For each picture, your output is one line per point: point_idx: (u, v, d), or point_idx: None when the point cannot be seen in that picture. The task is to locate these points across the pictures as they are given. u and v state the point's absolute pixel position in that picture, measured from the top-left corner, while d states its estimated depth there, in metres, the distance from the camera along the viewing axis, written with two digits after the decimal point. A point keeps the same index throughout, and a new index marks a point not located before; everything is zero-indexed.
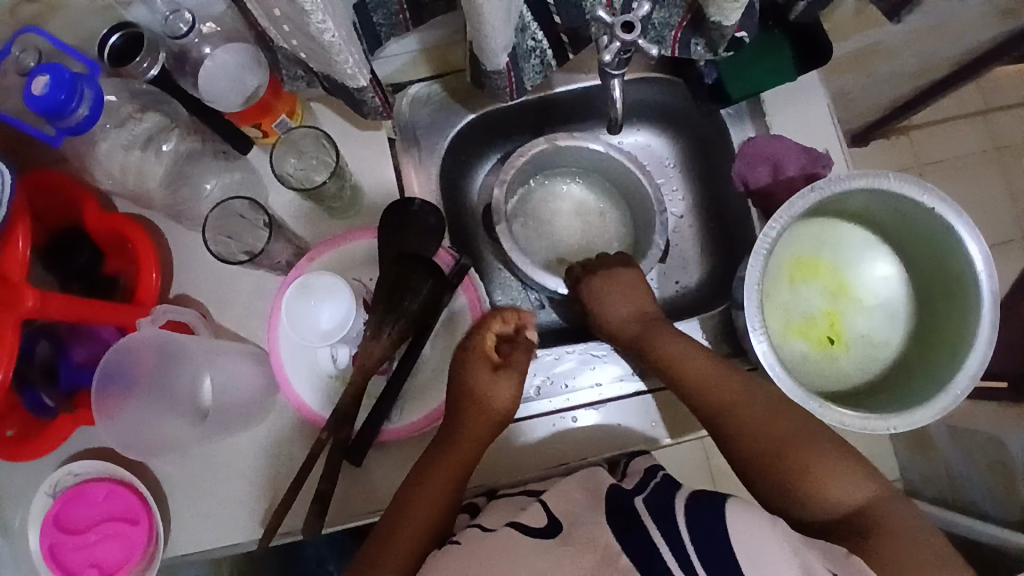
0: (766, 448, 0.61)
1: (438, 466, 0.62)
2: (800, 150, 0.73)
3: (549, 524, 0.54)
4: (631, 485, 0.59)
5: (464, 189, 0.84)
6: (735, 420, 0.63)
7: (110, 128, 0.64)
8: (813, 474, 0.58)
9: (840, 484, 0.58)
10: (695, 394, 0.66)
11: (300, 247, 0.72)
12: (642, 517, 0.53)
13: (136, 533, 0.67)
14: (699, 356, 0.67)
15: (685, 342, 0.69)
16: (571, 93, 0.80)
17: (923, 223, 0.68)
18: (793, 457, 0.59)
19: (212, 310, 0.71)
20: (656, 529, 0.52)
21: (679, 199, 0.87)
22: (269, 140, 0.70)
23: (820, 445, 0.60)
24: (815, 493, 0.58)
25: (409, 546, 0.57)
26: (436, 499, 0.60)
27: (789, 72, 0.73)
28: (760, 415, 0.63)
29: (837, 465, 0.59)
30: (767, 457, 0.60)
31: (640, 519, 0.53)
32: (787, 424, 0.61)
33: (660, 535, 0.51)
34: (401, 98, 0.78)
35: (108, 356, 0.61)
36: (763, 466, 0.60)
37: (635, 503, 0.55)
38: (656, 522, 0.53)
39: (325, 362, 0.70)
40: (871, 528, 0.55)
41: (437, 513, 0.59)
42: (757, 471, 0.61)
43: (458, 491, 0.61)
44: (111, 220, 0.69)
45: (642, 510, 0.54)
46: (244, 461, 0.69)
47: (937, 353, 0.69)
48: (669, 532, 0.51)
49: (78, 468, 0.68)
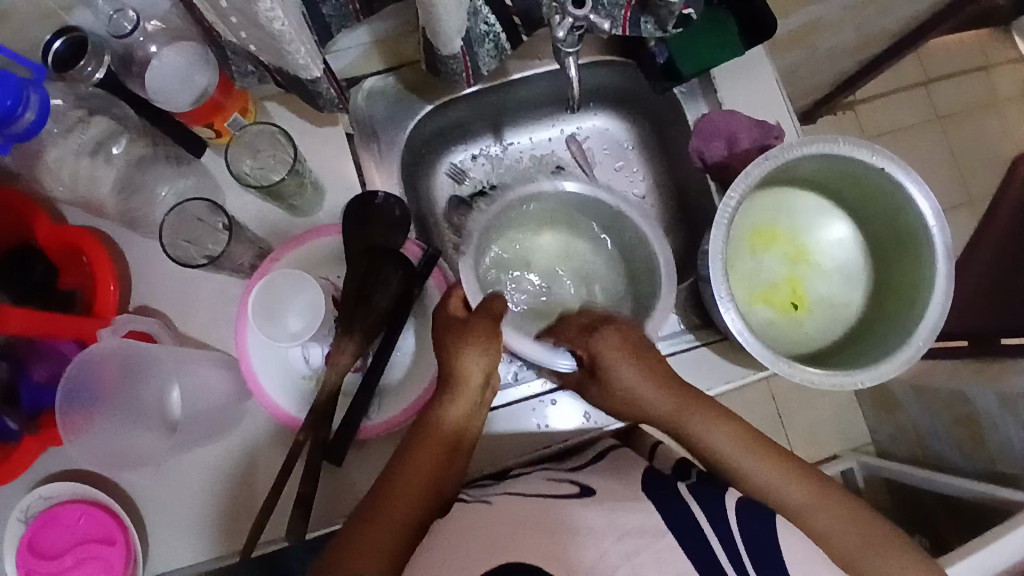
0: (835, 554, 0.58)
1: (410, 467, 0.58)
2: (752, 123, 0.75)
3: (582, 489, 0.58)
4: (668, 473, 0.64)
5: (425, 186, 0.86)
6: (796, 528, 0.60)
7: (58, 134, 0.63)
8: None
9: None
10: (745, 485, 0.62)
11: (263, 249, 0.71)
12: (686, 498, 0.57)
13: (115, 554, 0.64)
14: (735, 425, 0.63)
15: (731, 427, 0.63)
16: (529, 79, 0.81)
17: (874, 184, 0.71)
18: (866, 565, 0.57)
19: (175, 319, 0.69)
20: (701, 513, 0.56)
21: (639, 179, 0.90)
22: (222, 140, 0.69)
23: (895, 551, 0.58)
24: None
25: (380, 542, 0.54)
26: (410, 496, 0.57)
27: (737, 47, 0.75)
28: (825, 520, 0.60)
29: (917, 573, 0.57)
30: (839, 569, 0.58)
31: (683, 499, 0.57)
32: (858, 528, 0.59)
33: (706, 521, 0.55)
34: (356, 93, 0.78)
35: (68, 371, 0.60)
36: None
37: (679, 485, 0.59)
38: (700, 505, 0.57)
39: (297, 362, 0.69)
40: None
41: (412, 509, 0.57)
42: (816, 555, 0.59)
43: (437, 488, 0.59)
44: (67, 233, 0.67)
45: (686, 491, 0.58)
46: (219, 472, 0.67)
47: (897, 310, 0.72)
48: (720, 528, 0.55)
49: (47, 491, 0.66)
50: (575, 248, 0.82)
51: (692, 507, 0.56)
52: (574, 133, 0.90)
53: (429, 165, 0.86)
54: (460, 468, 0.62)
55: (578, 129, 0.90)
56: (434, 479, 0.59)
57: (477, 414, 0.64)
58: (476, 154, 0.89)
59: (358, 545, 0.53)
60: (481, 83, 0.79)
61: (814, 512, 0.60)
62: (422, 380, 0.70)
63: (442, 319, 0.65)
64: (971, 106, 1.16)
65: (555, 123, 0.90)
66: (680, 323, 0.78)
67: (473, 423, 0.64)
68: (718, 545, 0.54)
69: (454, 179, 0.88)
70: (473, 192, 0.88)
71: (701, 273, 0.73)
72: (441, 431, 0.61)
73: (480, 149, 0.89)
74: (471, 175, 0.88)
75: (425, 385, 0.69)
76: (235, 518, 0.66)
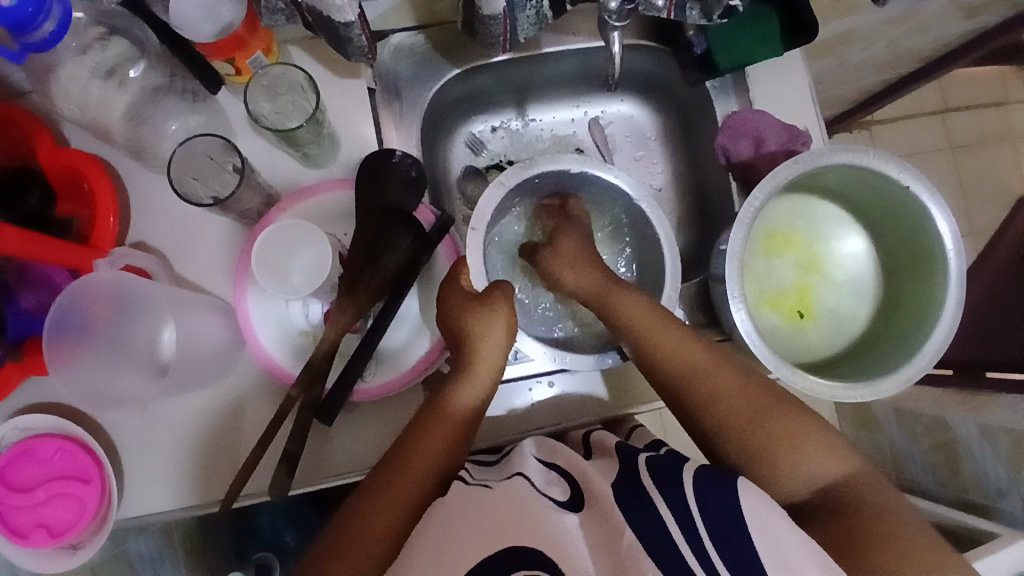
0: (736, 419, 0.60)
1: (422, 436, 0.60)
2: (782, 126, 0.74)
3: (570, 498, 0.56)
4: (641, 447, 0.63)
5: (441, 154, 0.83)
6: (697, 387, 0.62)
7: (75, 49, 0.60)
8: (786, 450, 0.59)
9: (816, 460, 0.59)
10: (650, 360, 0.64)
11: (272, 197, 0.68)
12: (647, 481, 0.55)
13: (89, 493, 0.63)
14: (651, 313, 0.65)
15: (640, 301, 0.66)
16: (559, 54, 0.79)
17: (895, 201, 0.70)
18: (762, 425, 0.60)
19: (174, 258, 0.67)
20: (664, 502, 0.53)
21: (658, 171, 0.88)
22: (241, 79, 0.66)
23: (794, 416, 0.60)
24: (789, 473, 0.58)
25: (383, 523, 0.55)
26: (413, 478, 0.58)
27: (776, 46, 0.72)
28: (726, 380, 0.62)
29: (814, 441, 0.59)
30: (742, 429, 0.60)
31: (646, 488, 0.54)
32: (757, 392, 0.61)
33: (666, 508, 0.53)
34: (382, 47, 0.75)
35: (57, 302, 0.58)
36: (732, 440, 0.60)
37: (641, 462, 0.58)
38: (661, 489, 0.54)
39: (297, 316, 0.67)
40: (844, 501, 0.57)
41: (416, 487, 0.57)
42: (727, 438, 0.60)
43: (442, 469, 0.59)
44: (66, 156, 0.64)
45: (647, 474, 0.56)
46: (206, 419, 0.65)
47: (901, 330, 0.72)
48: (679, 512, 0.52)
49: (24, 422, 0.64)
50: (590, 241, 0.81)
51: (653, 493, 0.54)
52: (597, 116, 0.88)
53: (448, 132, 0.84)
54: (466, 449, 0.62)
55: (602, 112, 0.88)
56: (441, 463, 0.59)
57: (487, 401, 0.64)
58: (496, 126, 0.86)
59: (362, 520, 0.55)
60: (513, 52, 0.76)
61: (714, 375, 0.62)
62: (421, 349, 0.69)
63: (452, 304, 0.65)
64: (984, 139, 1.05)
65: (581, 104, 0.88)
66: (686, 320, 0.77)
67: (481, 401, 0.64)
68: (683, 544, 0.50)
69: (471, 149, 0.86)
70: (489, 164, 0.86)
71: (714, 273, 0.72)
72: (450, 414, 0.62)
73: (501, 121, 0.87)
74: (489, 147, 0.86)
75: (423, 350, 0.69)
76: (215, 468, 0.64)
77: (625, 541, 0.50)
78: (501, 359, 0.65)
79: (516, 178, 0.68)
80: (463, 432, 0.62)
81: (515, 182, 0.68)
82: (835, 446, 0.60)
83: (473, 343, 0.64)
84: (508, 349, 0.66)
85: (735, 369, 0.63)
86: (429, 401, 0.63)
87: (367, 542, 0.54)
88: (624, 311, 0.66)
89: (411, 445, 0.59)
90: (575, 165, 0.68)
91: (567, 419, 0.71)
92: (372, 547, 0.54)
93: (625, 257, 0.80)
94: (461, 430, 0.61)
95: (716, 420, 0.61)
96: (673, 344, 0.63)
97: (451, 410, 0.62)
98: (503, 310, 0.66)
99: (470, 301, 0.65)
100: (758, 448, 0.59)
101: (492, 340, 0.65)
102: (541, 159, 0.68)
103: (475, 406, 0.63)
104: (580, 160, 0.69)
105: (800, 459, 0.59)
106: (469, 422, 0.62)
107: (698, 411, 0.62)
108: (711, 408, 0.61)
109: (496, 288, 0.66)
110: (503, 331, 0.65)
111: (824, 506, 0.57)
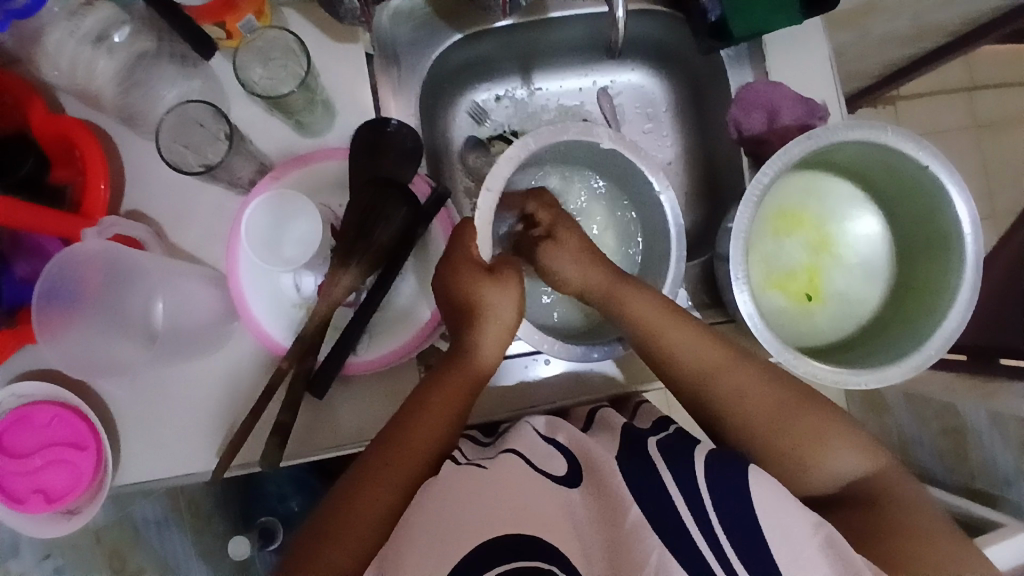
0: (763, 422, 0.59)
1: (424, 410, 0.59)
2: (797, 99, 0.70)
3: (569, 472, 0.54)
4: (648, 426, 0.61)
5: (442, 123, 0.81)
6: (717, 389, 0.60)
7: (58, 14, 0.60)
8: (815, 453, 0.59)
9: (846, 460, 0.59)
10: (672, 364, 0.62)
11: (265, 166, 0.67)
12: (656, 461, 0.54)
13: (85, 459, 0.63)
14: (669, 319, 0.61)
15: (652, 299, 0.62)
16: (566, 19, 0.75)
17: (914, 182, 0.67)
18: (793, 429, 0.59)
19: (167, 229, 0.66)
20: (677, 487, 0.52)
21: (667, 145, 0.85)
22: (232, 44, 0.65)
23: (819, 420, 0.59)
24: (817, 475, 0.59)
25: (383, 501, 0.55)
26: (411, 455, 0.57)
27: (795, 13, 0.68)
28: (747, 386, 0.60)
29: (844, 440, 0.59)
30: (767, 432, 0.59)
31: (655, 466, 0.53)
32: (782, 393, 0.60)
33: (683, 497, 0.51)
34: (381, 11, 0.71)
35: (47, 270, 0.57)
36: (758, 439, 0.59)
37: (651, 446, 0.55)
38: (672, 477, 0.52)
39: (288, 289, 0.65)
40: (873, 499, 0.58)
41: (415, 466, 0.57)
42: (755, 440, 0.59)
43: (437, 446, 0.58)
44: (57, 123, 0.64)
45: (657, 456, 0.54)
46: (198, 389, 0.64)
47: (913, 317, 0.69)
48: (696, 492, 0.51)
49: (20, 389, 0.64)
50: (594, 217, 0.78)
51: (666, 480, 0.52)
52: (606, 86, 0.85)
53: (449, 101, 0.81)
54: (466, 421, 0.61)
55: (611, 82, 0.85)
56: (437, 440, 0.58)
57: (493, 369, 0.64)
58: (500, 94, 0.83)
59: (363, 495, 0.55)
60: (516, 16, 0.73)
61: (739, 376, 0.60)
62: (415, 323, 0.67)
63: (454, 267, 0.62)
64: (1011, 120, 1.09)
65: (588, 73, 0.84)
66: (689, 300, 0.76)
67: (489, 365, 0.63)
68: (696, 534, 0.50)
69: (473, 119, 0.83)
70: (492, 135, 0.83)
71: (718, 252, 0.70)
72: (456, 382, 0.61)
73: (506, 90, 0.83)
74: (492, 117, 0.83)
75: (419, 326, 0.67)
76: (209, 438, 0.64)
77: (632, 519, 0.50)
78: (509, 335, 0.64)
79: (544, 142, 0.64)
80: (461, 405, 0.60)
81: (541, 146, 0.65)
82: (862, 441, 0.60)
83: (479, 315, 0.63)
84: (519, 324, 0.64)
85: (754, 372, 0.61)
86: (439, 369, 0.62)
87: (365, 519, 0.54)
88: (636, 313, 0.62)
89: (410, 418, 0.58)
90: (579, 134, 0.64)
91: (569, 397, 0.70)
92: (372, 524, 0.54)
93: (628, 237, 0.77)
94: (460, 404, 0.60)
95: (740, 420, 0.60)
96: (693, 346, 0.61)
97: (458, 379, 0.61)
98: (512, 278, 0.65)
99: (471, 271, 0.62)
100: (786, 458, 0.58)
101: (505, 311, 0.64)
102: (573, 127, 0.64)
103: (475, 377, 0.62)
104: (612, 135, 0.65)
105: (832, 467, 0.59)
106: (472, 392, 0.62)
107: (723, 411, 0.60)
108: (738, 412, 0.60)
109: (506, 264, 0.65)
110: (518, 301, 0.64)
111: (852, 503, 0.58)
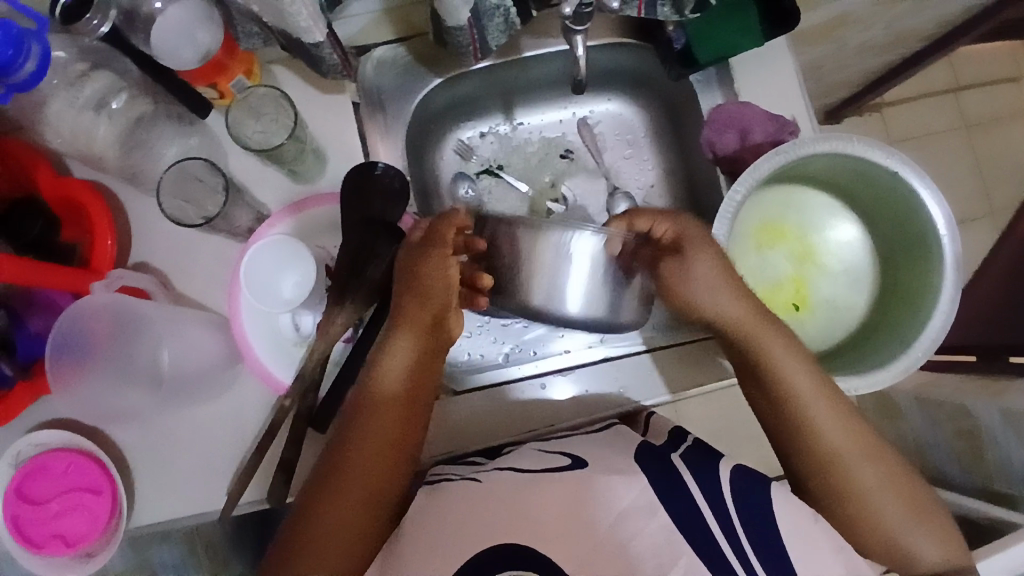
0: (847, 485, 0.60)
1: (373, 425, 0.58)
2: (767, 116, 0.73)
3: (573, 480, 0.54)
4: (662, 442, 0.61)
5: (431, 162, 0.85)
6: (817, 449, 0.61)
7: (58, 85, 0.65)
8: (895, 523, 0.59)
9: (924, 539, 0.59)
10: (787, 413, 0.62)
11: (262, 214, 0.71)
12: (680, 469, 0.55)
13: (100, 504, 0.65)
14: (799, 363, 0.62)
15: (790, 350, 0.62)
16: (541, 57, 0.79)
17: (886, 187, 0.69)
18: (879, 501, 0.59)
19: (173, 278, 0.70)
20: (701, 492, 0.53)
21: (649, 168, 0.88)
22: (225, 102, 0.69)
23: (908, 496, 0.60)
24: (890, 546, 0.59)
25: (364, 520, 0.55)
26: (373, 475, 0.57)
27: (757, 36, 0.71)
28: (852, 447, 0.60)
29: (920, 516, 0.59)
30: (850, 494, 0.60)
31: (679, 474, 0.54)
32: (877, 462, 0.60)
33: (706, 502, 0.52)
34: (365, 62, 0.76)
35: (58, 325, 0.61)
36: (838, 499, 0.60)
37: (674, 457, 0.57)
38: (694, 479, 0.54)
39: (287, 329, 0.68)
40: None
41: (390, 484, 0.58)
42: (834, 498, 0.60)
43: (398, 463, 0.58)
44: (64, 184, 0.68)
45: (681, 462, 0.56)
46: (205, 429, 0.67)
47: (898, 318, 0.70)
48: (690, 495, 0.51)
49: (38, 438, 0.67)
50: None
51: (692, 486, 0.53)
52: (586, 116, 0.88)
53: (436, 139, 0.85)
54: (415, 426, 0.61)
55: (590, 112, 0.88)
56: (387, 456, 0.58)
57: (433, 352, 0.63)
58: (485, 131, 0.87)
59: (347, 517, 0.55)
60: (492, 57, 0.77)
61: (838, 437, 0.61)
62: None
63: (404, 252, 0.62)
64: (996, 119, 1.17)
65: (568, 105, 0.88)
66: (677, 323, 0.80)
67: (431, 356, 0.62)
68: (723, 540, 0.50)
69: (460, 156, 0.87)
70: (480, 169, 0.87)
71: None
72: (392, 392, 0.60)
73: (490, 127, 0.88)
74: (478, 153, 0.87)
75: None
76: (217, 477, 0.67)
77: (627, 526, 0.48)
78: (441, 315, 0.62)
79: None
80: (407, 403, 0.60)
81: None
82: (941, 525, 0.60)
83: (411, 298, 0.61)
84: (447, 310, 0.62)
85: (860, 437, 0.61)
86: (369, 370, 0.61)
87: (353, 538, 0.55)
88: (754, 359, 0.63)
89: (357, 437, 0.58)
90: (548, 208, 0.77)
91: (568, 416, 0.72)
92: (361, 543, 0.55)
93: None
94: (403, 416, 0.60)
95: (827, 478, 0.60)
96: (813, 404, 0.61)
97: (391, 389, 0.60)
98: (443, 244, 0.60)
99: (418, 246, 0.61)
100: (838, 490, 0.60)
101: (430, 289, 0.61)
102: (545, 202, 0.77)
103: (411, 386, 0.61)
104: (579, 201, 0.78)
105: (902, 540, 0.59)
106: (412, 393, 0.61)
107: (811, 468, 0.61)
108: (835, 476, 0.60)
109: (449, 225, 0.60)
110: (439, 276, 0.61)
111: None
